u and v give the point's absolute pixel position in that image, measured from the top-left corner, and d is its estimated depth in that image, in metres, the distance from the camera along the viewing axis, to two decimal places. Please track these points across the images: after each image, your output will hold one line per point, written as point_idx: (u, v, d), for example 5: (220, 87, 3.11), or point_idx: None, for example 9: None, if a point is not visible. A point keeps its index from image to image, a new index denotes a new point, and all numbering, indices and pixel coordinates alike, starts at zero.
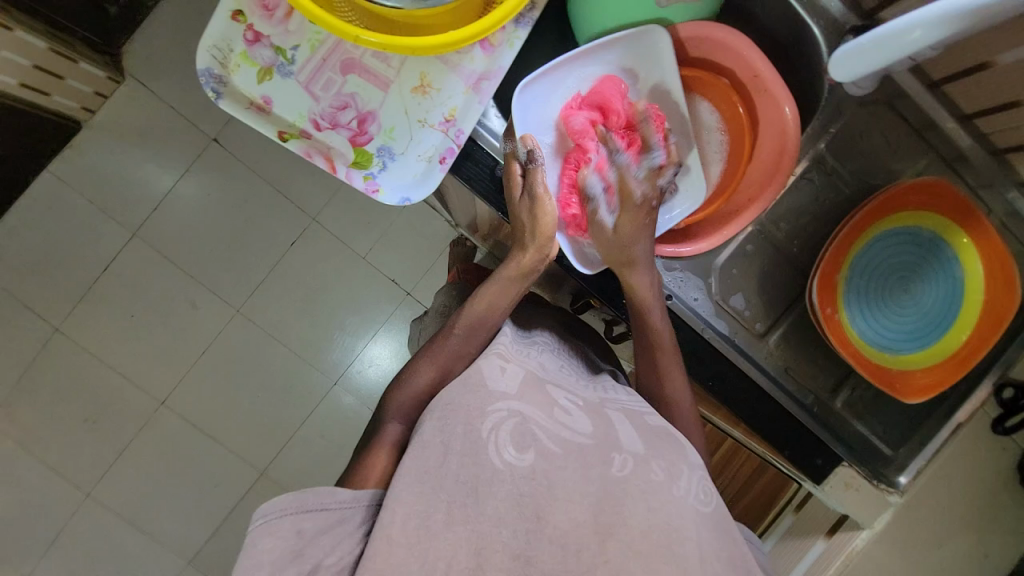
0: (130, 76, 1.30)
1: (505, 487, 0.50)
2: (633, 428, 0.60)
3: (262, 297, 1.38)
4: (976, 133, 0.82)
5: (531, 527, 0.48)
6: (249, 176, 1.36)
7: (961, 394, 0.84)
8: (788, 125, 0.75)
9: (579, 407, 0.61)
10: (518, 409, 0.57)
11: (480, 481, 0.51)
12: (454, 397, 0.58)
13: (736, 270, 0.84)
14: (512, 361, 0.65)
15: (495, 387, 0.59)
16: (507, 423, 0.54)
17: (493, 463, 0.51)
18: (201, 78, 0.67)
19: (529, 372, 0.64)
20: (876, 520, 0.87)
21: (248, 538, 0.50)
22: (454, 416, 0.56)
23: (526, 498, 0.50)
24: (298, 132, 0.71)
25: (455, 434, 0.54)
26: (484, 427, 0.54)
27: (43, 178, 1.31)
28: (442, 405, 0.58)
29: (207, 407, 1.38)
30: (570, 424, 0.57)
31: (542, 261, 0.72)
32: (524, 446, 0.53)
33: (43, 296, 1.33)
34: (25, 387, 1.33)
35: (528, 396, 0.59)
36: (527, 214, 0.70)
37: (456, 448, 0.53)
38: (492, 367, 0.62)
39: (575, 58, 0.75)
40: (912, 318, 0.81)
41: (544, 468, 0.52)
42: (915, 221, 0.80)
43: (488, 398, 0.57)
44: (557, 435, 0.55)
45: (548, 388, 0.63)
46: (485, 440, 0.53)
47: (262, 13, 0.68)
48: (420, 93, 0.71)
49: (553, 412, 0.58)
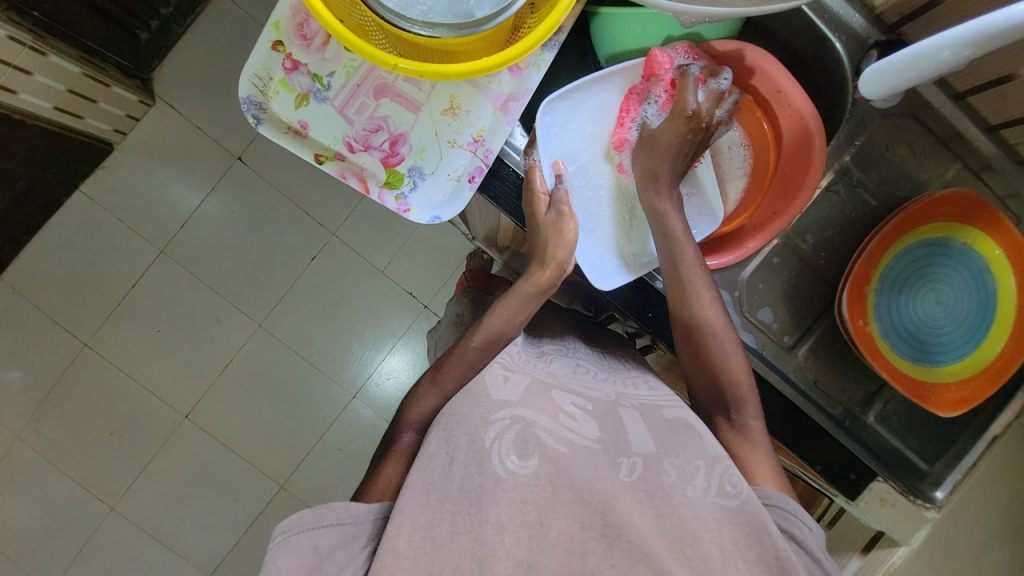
0: (160, 99, 1.36)
1: (508, 496, 0.51)
2: (643, 425, 0.61)
3: (283, 312, 1.41)
4: (1002, 143, 0.82)
5: (534, 533, 0.50)
6: (273, 194, 1.40)
7: (996, 405, 0.83)
8: (813, 141, 0.75)
9: (586, 412, 0.62)
10: (520, 415, 0.57)
11: (484, 490, 0.52)
12: (458, 408, 0.59)
13: (762, 284, 0.83)
14: (514, 370, 0.65)
15: (498, 395, 0.59)
16: (510, 431, 0.55)
17: (496, 473, 0.52)
18: (243, 106, 0.71)
19: (534, 379, 0.64)
20: (914, 536, 0.85)
21: (268, 554, 0.50)
22: (460, 426, 0.57)
23: (530, 505, 0.51)
24: (333, 155, 0.74)
25: (459, 446, 0.55)
26: (487, 436, 0.55)
27: (76, 198, 1.36)
28: (447, 417, 0.59)
29: (228, 421, 1.40)
30: (577, 429, 0.58)
31: (559, 278, 0.73)
32: (527, 453, 0.54)
33: (73, 312, 1.37)
34: (55, 401, 1.37)
35: (531, 403, 0.59)
36: (552, 230, 0.72)
37: (460, 459, 0.54)
38: (495, 376, 0.62)
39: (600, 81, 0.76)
40: (946, 328, 0.80)
41: (548, 473, 0.53)
42: (947, 233, 0.80)
43: (491, 407, 0.57)
44: (562, 437, 0.56)
45: (553, 394, 0.63)
46: (489, 449, 0.54)
47: (299, 42, 0.71)
48: (450, 114, 0.74)
49: (560, 418, 0.58)
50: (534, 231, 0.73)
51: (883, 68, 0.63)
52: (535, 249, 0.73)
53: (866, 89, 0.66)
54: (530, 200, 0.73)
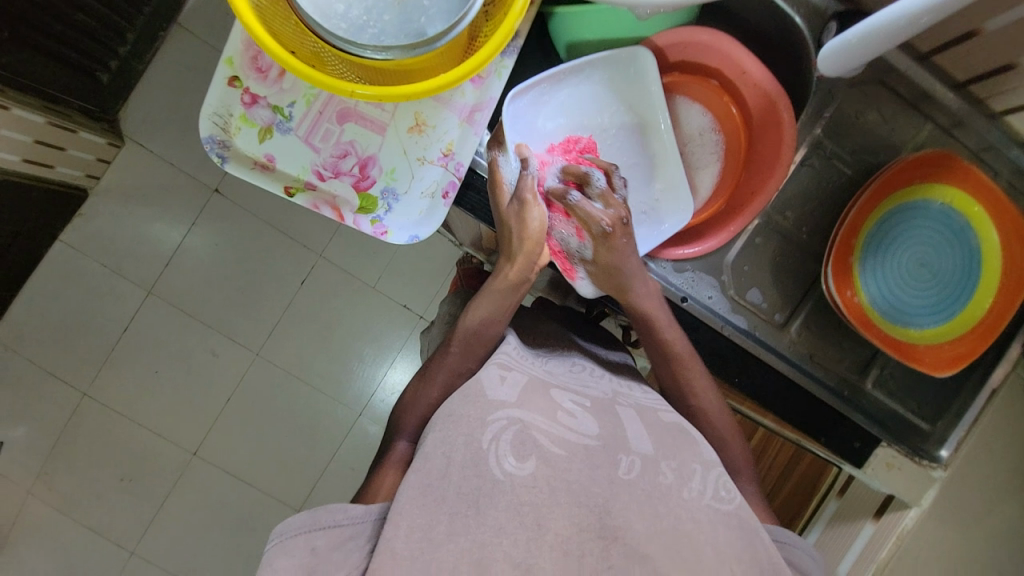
0: (129, 139, 1.34)
1: (505, 499, 0.51)
2: (642, 427, 0.61)
3: (279, 338, 1.40)
4: (971, 99, 0.82)
5: (531, 535, 0.50)
6: (256, 223, 1.38)
7: (991, 359, 0.83)
8: (782, 118, 0.75)
9: (585, 408, 0.62)
10: (518, 416, 0.57)
11: (481, 492, 0.51)
12: (454, 409, 0.58)
13: (748, 266, 0.83)
14: (512, 368, 0.65)
15: (493, 396, 0.58)
16: (508, 433, 0.55)
17: (493, 474, 0.52)
18: (206, 146, 0.69)
19: (530, 378, 0.64)
20: (923, 498, 0.86)
21: (265, 556, 0.51)
22: (455, 427, 0.56)
23: (527, 507, 0.51)
24: (303, 185, 0.73)
25: (455, 446, 0.54)
26: (484, 437, 0.55)
27: (56, 248, 1.34)
28: (444, 418, 0.58)
29: (238, 453, 1.40)
30: (575, 427, 0.58)
31: (532, 270, 0.72)
32: (524, 455, 0.54)
33: (68, 362, 1.36)
34: (59, 454, 1.36)
35: (528, 402, 0.59)
36: (515, 221, 0.71)
37: (457, 460, 0.54)
38: (491, 377, 0.62)
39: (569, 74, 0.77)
40: (933, 289, 0.80)
41: (545, 475, 0.53)
42: (925, 194, 0.80)
43: (487, 408, 0.57)
44: (558, 438, 0.56)
45: (553, 393, 0.63)
46: (486, 450, 0.54)
47: (256, 75, 0.70)
48: (416, 132, 0.73)
49: (558, 417, 0.58)
50: (501, 223, 0.73)
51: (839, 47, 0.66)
52: (503, 239, 0.72)
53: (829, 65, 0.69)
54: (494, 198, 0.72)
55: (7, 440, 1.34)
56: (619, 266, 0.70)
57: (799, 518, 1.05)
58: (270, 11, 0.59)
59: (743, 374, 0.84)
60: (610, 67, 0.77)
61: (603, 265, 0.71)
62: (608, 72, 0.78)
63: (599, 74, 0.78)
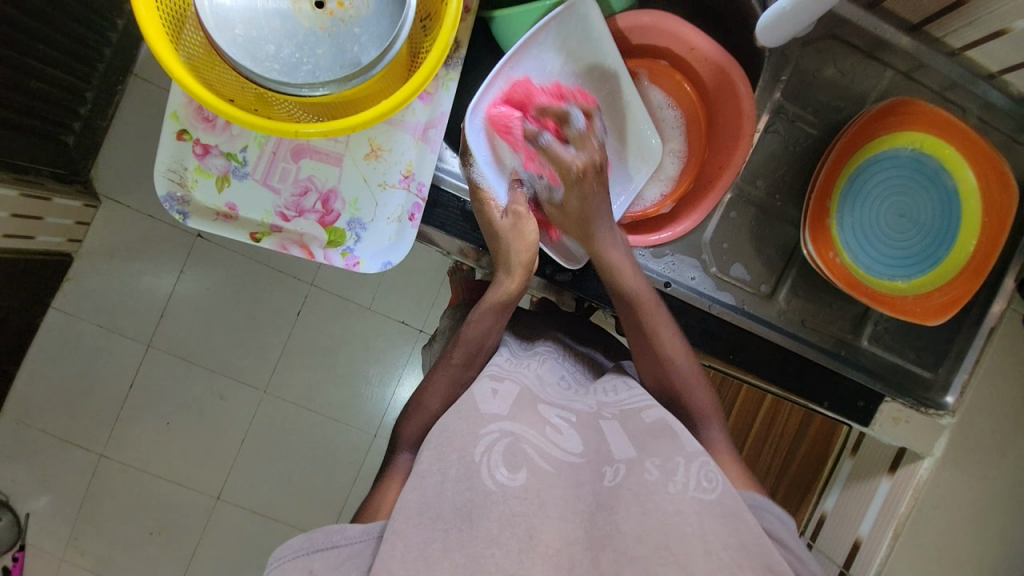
0: (105, 197, 1.34)
1: (497, 509, 0.51)
2: (625, 433, 0.61)
3: (284, 372, 1.40)
4: (928, 40, 0.81)
5: (523, 546, 0.49)
6: (244, 261, 1.38)
7: (985, 298, 0.83)
8: (739, 89, 0.73)
9: (571, 424, 0.63)
10: (510, 429, 0.57)
11: (474, 504, 0.51)
12: (449, 424, 0.59)
13: (727, 243, 0.83)
14: (505, 380, 0.65)
15: (486, 410, 0.59)
16: (499, 444, 0.55)
17: (485, 486, 0.52)
18: (165, 204, 0.69)
19: (523, 390, 0.64)
20: (935, 447, 0.85)
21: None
22: (450, 443, 0.57)
23: (519, 517, 0.50)
24: (268, 229, 0.72)
25: (450, 462, 0.55)
26: (476, 450, 0.55)
27: (50, 316, 1.34)
28: (439, 434, 0.59)
29: (262, 491, 1.40)
30: (561, 443, 0.59)
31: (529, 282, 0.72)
32: (516, 465, 0.54)
33: (79, 427, 1.37)
34: (85, 517, 1.37)
35: (520, 415, 0.60)
36: (511, 233, 0.72)
37: (451, 475, 0.54)
38: (484, 390, 0.63)
39: (522, 54, 0.72)
40: (915, 237, 0.79)
41: (535, 485, 0.53)
42: (894, 143, 0.79)
43: (480, 421, 0.58)
44: (547, 454, 0.57)
45: (540, 407, 0.63)
46: (478, 463, 0.54)
47: (203, 125, 0.69)
48: (373, 158, 0.72)
49: (546, 431, 0.59)
50: (493, 239, 0.73)
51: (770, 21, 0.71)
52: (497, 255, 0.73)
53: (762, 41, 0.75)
54: (484, 209, 0.73)
55: (34, 510, 1.35)
56: (586, 216, 0.69)
57: (816, 481, 1.05)
58: (207, 64, 0.60)
59: (738, 350, 0.82)
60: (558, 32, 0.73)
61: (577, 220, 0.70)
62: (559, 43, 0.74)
63: (550, 40, 0.74)
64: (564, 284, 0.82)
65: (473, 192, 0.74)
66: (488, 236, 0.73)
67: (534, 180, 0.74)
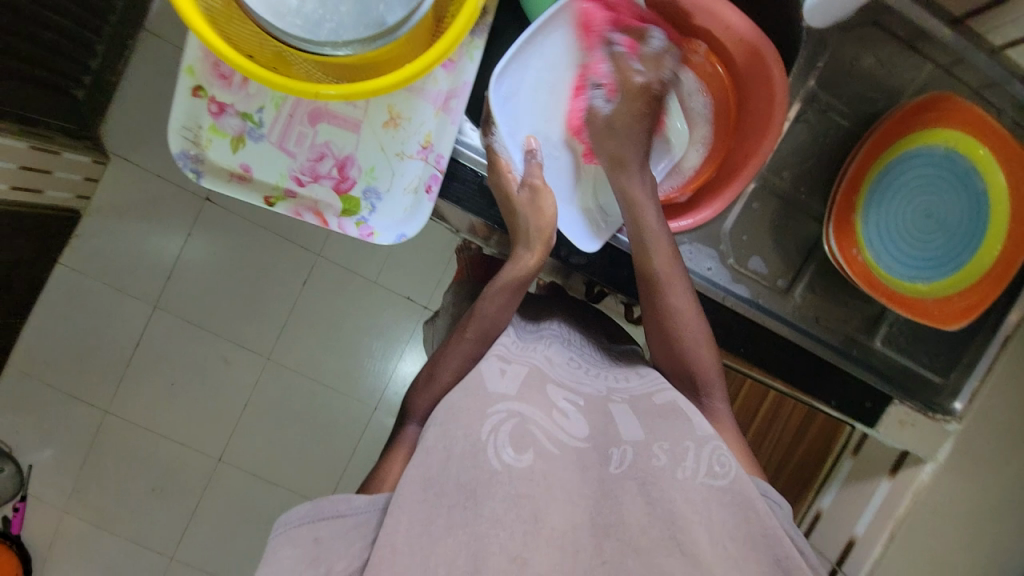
0: (113, 155, 1.32)
1: (503, 489, 0.51)
2: (633, 417, 0.61)
3: (288, 341, 1.41)
4: (972, 35, 0.78)
5: (529, 527, 0.50)
6: (252, 228, 1.37)
7: (1004, 305, 0.82)
8: (773, 74, 0.71)
9: (577, 407, 0.62)
10: (517, 409, 0.58)
11: (479, 482, 0.52)
12: (456, 402, 0.59)
13: (746, 235, 0.81)
14: (513, 361, 0.65)
15: (494, 389, 0.59)
16: (507, 424, 0.55)
17: (491, 465, 0.52)
18: (179, 163, 0.68)
19: (531, 369, 0.64)
20: (938, 451, 0.85)
21: (272, 547, 0.53)
22: (456, 421, 0.57)
23: (523, 497, 0.51)
24: (282, 193, 0.71)
25: (455, 439, 0.55)
26: (483, 430, 0.55)
27: (57, 272, 1.34)
28: (446, 411, 0.58)
29: (261, 456, 1.42)
30: (567, 428, 0.59)
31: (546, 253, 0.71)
32: (523, 447, 0.54)
33: (85, 384, 1.38)
34: (89, 472, 1.40)
35: (527, 396, 0.60)
36: (528, 207, 0.70)
37: (457, 451, 0.54)
38: (492, 370, 0.62)
39: (546, 26, 0.70)
40: (940, 239, 0.78)
41: (541, 468, 0.54)
42: (927, 141, 0.76)
43: (488, 400, 0.58)
44: (554, 437, 0.57)
45: (549, 389, 0.63)
46: (485, 442, 0.54)
47: (220, 82, 0.67)
48: (392, 126, 0.70)
49: (553, 415, 0.59)
50: (510, 213, 0.71)
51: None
52: (517, 233, 0.71)
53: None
54: (501, 183, 0.71)
55: (37, 462, 1.38)
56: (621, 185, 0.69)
57: (815, 478, 1.06)
58: (225, 15, 0.57)
59: (749, 343, 0.80)
60: (586, 6, 0.72)
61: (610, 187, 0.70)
62: (588, 14, 0.71)
63: (576, 11, 0.71)
64: (579, 267, 0.80)
65: (489, 162, 0.71)
66: (505, 211, 0.72)
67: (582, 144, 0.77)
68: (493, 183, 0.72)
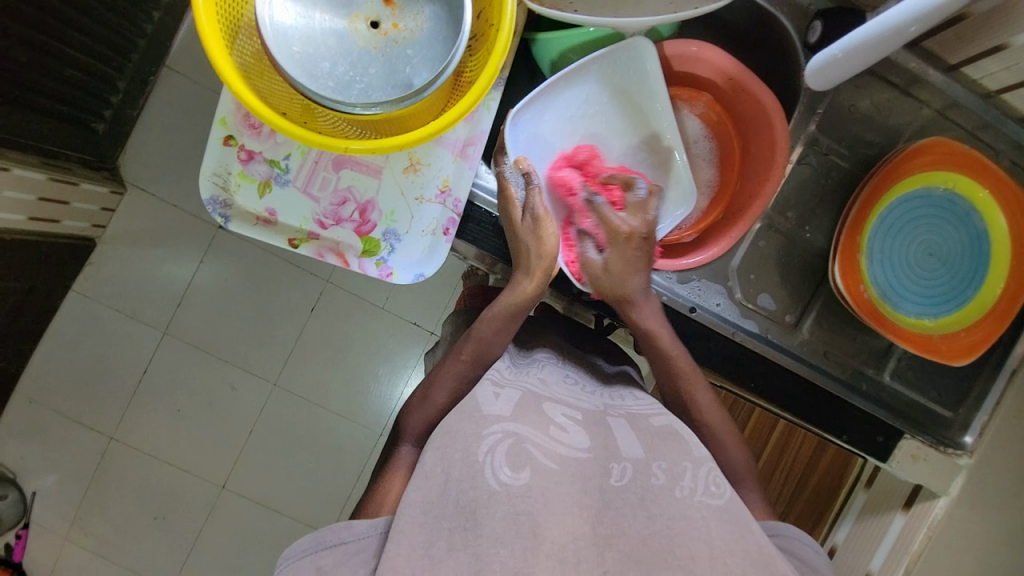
0: (131, 185, 1.36)
1: (502, 508, 0.52)
2: (632, 432, 0.63)
3: (295, 367, 1.42)
4: (964, 81, 0.82)
5: (528, 544, 0.50)
6: (263, 255, 1.40)
7: (1008, 339, 0.84)
8: (774, 123, 0.74)
9: (577, 422, 0.63)
10: (513, 429, 0.58)
11: (478, 503, 0.52)
12: (451, 425, 0.59)
13: (754, 274, 0.84)
14: (506, 385, 0.65)
15: (489, 411, 0.60)
16: (502, 445, 0.56)
17: (489, 485, 0.53)
18: (208, 208, 0.71)
19: (524, 392, 0.65)
20: (952, 485, 0.85)
21: None
22: (453, 443, 0.57)
23: (522, 515, 0.51)
24: (305, 235, 0.74)
25: (454, 462, 0.56)
26: (480, 451, 0.56)
27: (70, 298, 1.37)
28: (441, 435, 0.59)
29: (264, 483, 1.42)
30: (567, 441, 0.60)
31: (546, 283, 0.72)
32: (519, 465, 0.55)
33: (92, 410, 1.39)
34: (93, 498, 1.39)
35: (522, 417, 0.60)
36: (530, 237, 0.71)
37: (456, 474, 0.55)
38: (486, 393, 0.63)
39: (568, 79, 0.75)
40: (944, 277, 0.80)
41: (538, 484, 0.54)
42: (928, 181, 0.79)
43: (483, 422, 0.58)
44: (551, 452, 0.58)
45: (545, 406, 0.64)
46: (482, 463, 0.55)
47: (250, 132, 0.71)
48: (412, 172, 0.74)
49: (550, 431, 0.60)
50: (513, 239, 0.73)
51: (825, 60, 0.70)
52: (518, 257, 0.73)
53: (811, 83, 0.74)
54: (507, 210, 0.73)
55: (40, 489, 1.38)
56: (623, 281, 0.70)
57: (829, 512, 1.06)
58: (257, 72, 0.61)
59: (758, 377, 0.82)
60: (608, 63, 0.75)
61: (613, 283, 0.70)
62: (608, 69, 0.76)
63: (599, 72, 0.76)
64: (590, 303, 0.81)
65: (499, 188, 0.73)
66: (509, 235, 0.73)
67: (587, 237, 0.74)
68: (501, 210, 0.74)
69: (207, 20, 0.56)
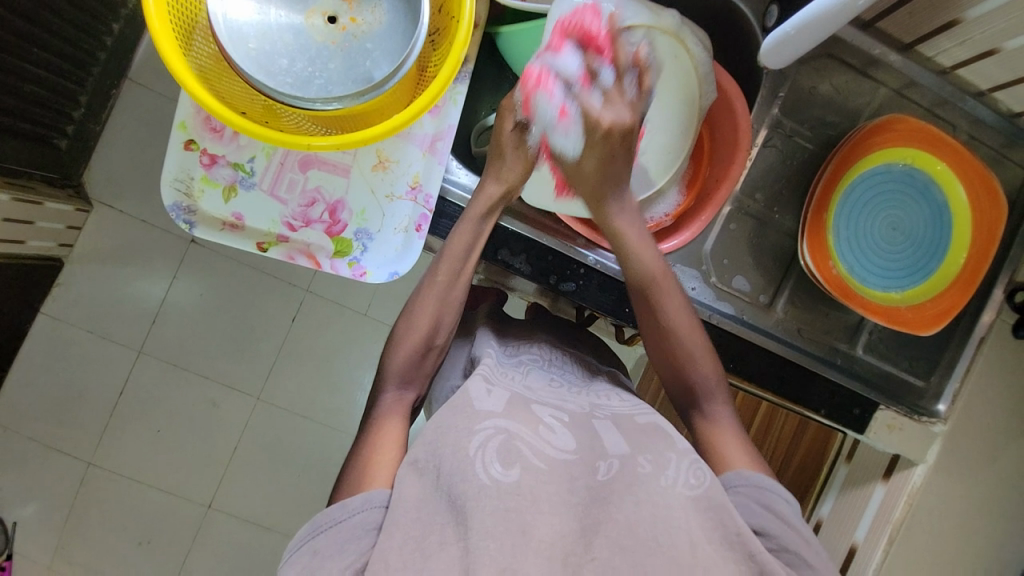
0: (97, 202, 1.32)
1: (492, 503, 0.50)
2: (617, 430, 0.63)
3: (278, 380, 1.39)
4: (920, 60, 0.85)
5: (517, 541, 0.49)
6: (239, 268, 1.37)
7: (975, 308, 0.86)
8: (735, 105, 0.77)
9: (563, 424, 0.62)
10: (505, 426, 0.57)
11: (467, 496, 0.51)
12: (442, 421, 0.57)
13: (727, 258, 0.85)
14: (498, 380, 0.64)
15: (481, 407, 0.58)
16: (494, 441, 0.55)
17: (478, 479, 0.52)
18: (171, 214, 0.68)
19: (516, 392, 0.64)
20: (928, 453, 0.88)
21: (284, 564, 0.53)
22: (443, 438, 0.55)
23: (512, 512, 0.50)
24: (274, 239, 0.72)
25: (444, 457, 0.54)
26: (471, 446, 0.54)
27: (38, 321, 1.32)
28: (432, 430, 0.57)
29: (251, 500, 1.38)
30: (554, 441, 0.58)
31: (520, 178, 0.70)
32: (510, 462, 0.54)
33: (68, 435, 1.34)
34: (73, 527, 1.34)
35: (514, 414, 0.59)
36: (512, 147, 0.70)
37: (446, 469, 0.53)
38: (477, 388, 0.62)
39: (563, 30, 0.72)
40: (907, 249, 0.82)
41: (529, 482, 0.53)
42: (887, 158, 0.81)
43: (474, 417, 0.57)
44: (541, 452, 0.56)
45: (533, 407, 0.63)
46: (473, 457, 0.53)
47: (211, 135, 0.69)
48: (382, 169, 0.73)
49: (539, 430, 0.59)
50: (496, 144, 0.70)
51: (779, 39, 0.73)
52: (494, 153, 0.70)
53: (766, 61, 0.77)
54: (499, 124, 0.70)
55: (19, 519, 1.32)
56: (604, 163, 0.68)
57: (812, 490, 1.08)
58: (216, 74, 0.60)
59: (737, 359, 0.83)
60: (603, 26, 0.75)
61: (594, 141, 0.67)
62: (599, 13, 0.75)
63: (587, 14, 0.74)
64: (568, 293, 0.79)
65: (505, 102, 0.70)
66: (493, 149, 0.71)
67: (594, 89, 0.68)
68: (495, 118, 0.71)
69: (158, 20, 0.55)
